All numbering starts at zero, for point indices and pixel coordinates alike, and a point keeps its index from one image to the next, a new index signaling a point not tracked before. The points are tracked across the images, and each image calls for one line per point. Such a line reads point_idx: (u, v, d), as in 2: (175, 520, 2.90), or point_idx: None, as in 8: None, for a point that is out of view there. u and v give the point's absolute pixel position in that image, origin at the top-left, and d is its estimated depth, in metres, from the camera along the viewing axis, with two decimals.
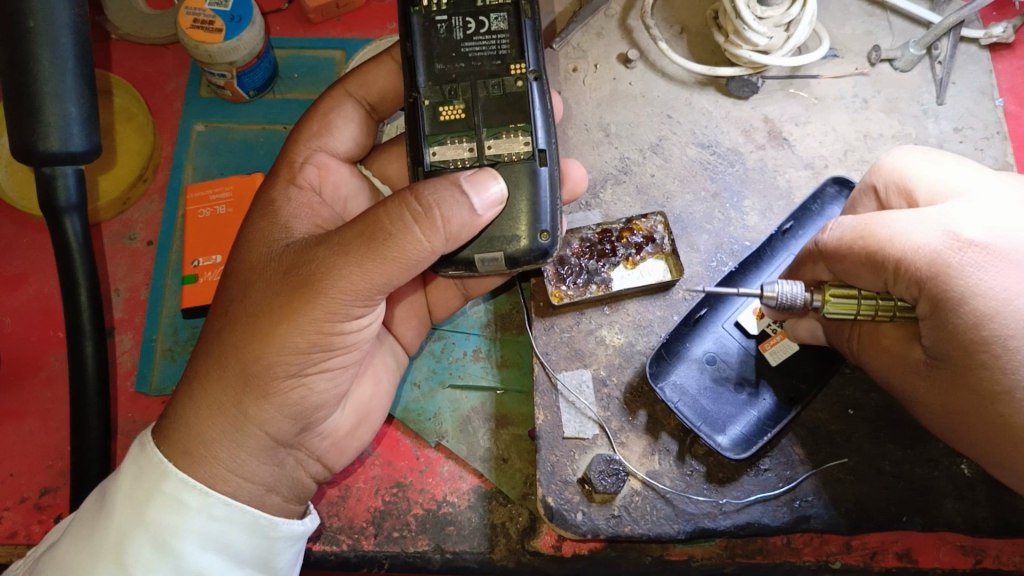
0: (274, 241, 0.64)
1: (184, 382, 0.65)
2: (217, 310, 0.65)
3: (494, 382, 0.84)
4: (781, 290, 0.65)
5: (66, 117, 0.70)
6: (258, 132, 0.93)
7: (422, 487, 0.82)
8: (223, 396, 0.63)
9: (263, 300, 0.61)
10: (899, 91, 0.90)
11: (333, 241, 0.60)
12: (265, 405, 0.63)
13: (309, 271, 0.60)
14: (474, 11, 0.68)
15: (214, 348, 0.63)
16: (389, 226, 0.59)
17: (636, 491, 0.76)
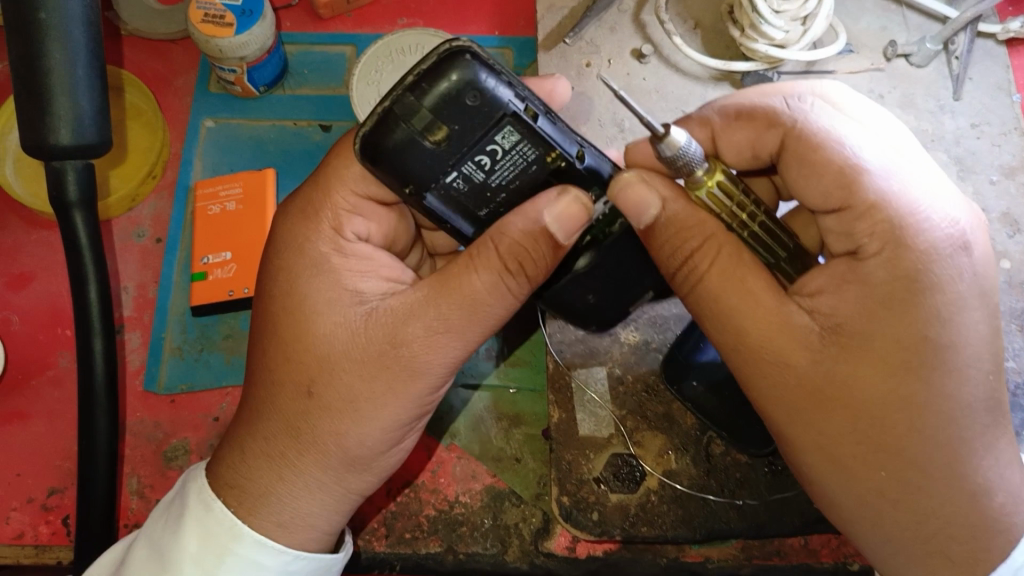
0: (349, 312, 0.62)
1: (255, 448, 0.63)
2: (290, 385, 0.62)
3: (507, 380, 0.84)
4: (688, 145, 0.55)
5: (77, 112, 0.69)
6: (268, 128, 0.92)
7: (434, 487, 0.81)
8: (316, 469, 0.63)
9: (359, 386, 0.61)
10: (914, 86, 0.89)
11: (431, 318, 0.60)
12: (357, 471, 0.65)
13: (410, 356, 0.61)
14: (451, 102, 0.52)
15: (300, 425, 0.62)
16: (485, 297, 0.60)
17: (653, 491, 0.75)
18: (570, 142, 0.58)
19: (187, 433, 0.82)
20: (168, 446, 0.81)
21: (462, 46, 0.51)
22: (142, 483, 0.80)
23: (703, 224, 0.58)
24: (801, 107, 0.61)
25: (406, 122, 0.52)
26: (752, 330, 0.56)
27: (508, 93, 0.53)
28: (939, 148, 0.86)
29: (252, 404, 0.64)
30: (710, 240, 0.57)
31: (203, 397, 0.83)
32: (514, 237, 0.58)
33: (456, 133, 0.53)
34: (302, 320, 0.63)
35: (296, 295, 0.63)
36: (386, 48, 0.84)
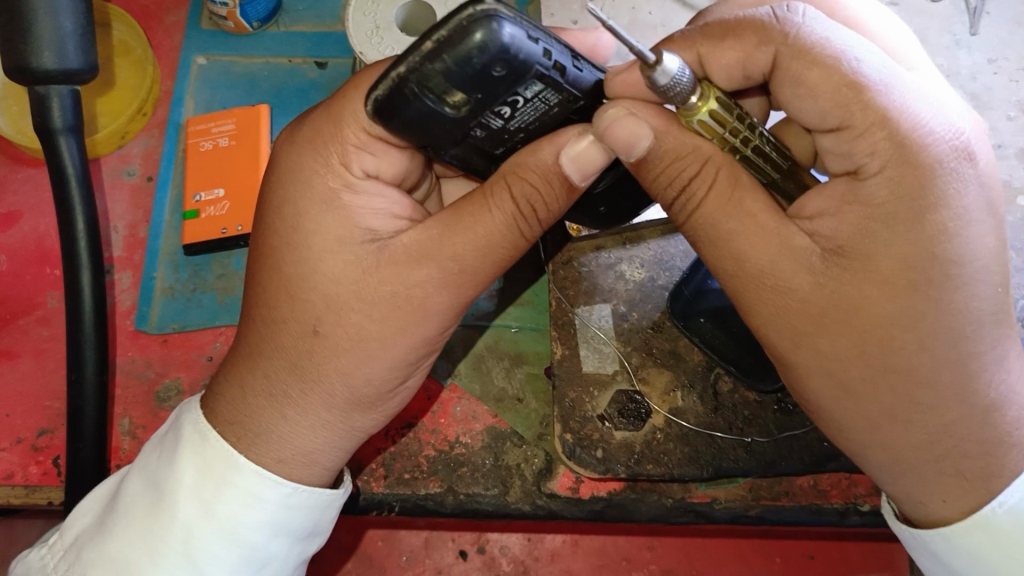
0: (358, 244, 0.58)
1: (253, 387, 0.60)
2: (294, 322, 0.58)
3: (508, 320, 0.82)
4: (682, 72, 0.47)
5: (61, 34, 0.67)
6: (261, 65, 0.89)
7: (433, 427, 0.78)
8: (320, 408, 0.60)
9: (369, 327, 0.58)
10: (928, 21, 0.86)
11: (445, 254, 0.57)
12: (363, 411, 0.62)
13: (425, 292, 0.57)
14: (476, 73, 0.45)
15: (302, 365, 0.59)
16: (503, 237, 0.57)
17: (658, 429, 0.73)
18: (588, 68, 0.52)
19: (179, 373, 0.80)
20: (160, 386, 0.79)
21: (484, 17, 0.43)
22: (134, 424, 0.78)
23: (695, 150, 0.53)
24: (791, 14, 0.54)
25: (423, 87, 0.46)
26: (752, 257, 0.53)
27: (537, 55, 0.46)
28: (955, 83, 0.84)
29: (249, 343, 0.61)
30: (705, 167, 0.53)
31: (196, 337, 0.81)
32: (531, 183, 0.55)
33: (475, 99, 0.48)
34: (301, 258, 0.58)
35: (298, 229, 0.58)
36: None
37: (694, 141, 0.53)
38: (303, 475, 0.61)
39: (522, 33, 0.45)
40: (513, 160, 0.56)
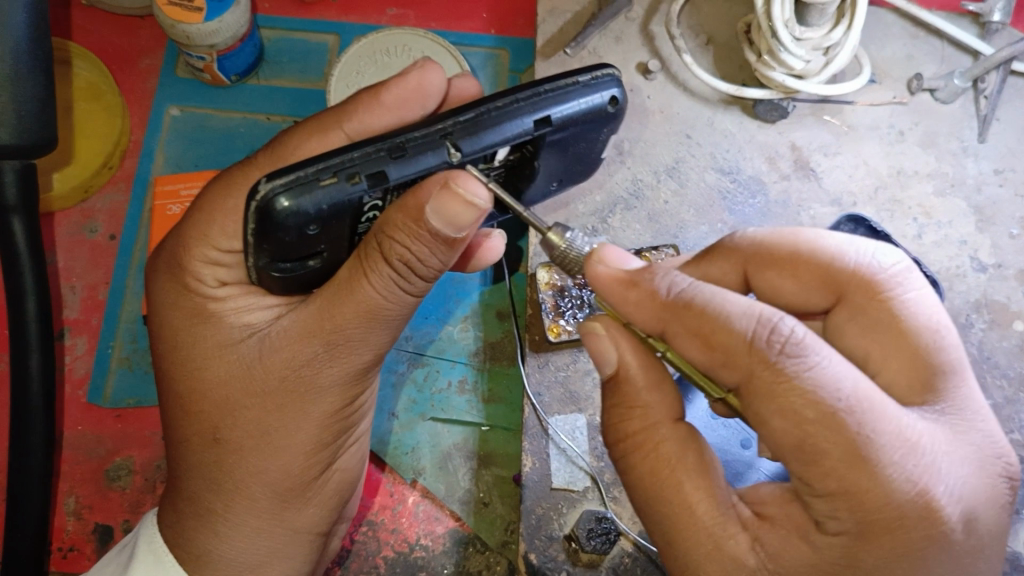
0: (239, 344, 0.52)
1: (180, 502, 0.55)
2: (195, 433, 0.53)
3: (479, 417, 0.77)
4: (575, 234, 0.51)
5: (18, 109, 0.63)
6: (238, 121, 0.85)
7: (394, 527, 0.75)
8: (249, 518, 0.54)
9: (266, 418, 0.51)
10: (938, 123, 0.83)
11: (323, 335, 0.50)
12: (297, 507, 0.55)
13: (315, 374, 0.51)
14: (296, 237, 0.45)
15: (209, 465, 0.53)
16: (384, 304, 0.49)
17: (626, 553, 0.69)
18: (441, 136, 0.45)
19: (131, 452, 0.76)
20: (110, 464, 0.76)
21: (272, 201, 0.43)
22: (79, 504, 0.75)
23: (644, 412, 0.49)
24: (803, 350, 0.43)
25: (278, 260, 0.47)
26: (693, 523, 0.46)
27: (343, 190, 0.44)
28: (958, 195, 0.81)
29: (171, 466, 0.56)
30: (649, 431, 0.49)
31: (151, 414, 0.77)
32: (401, 243, 0.47)
33: (326, 232, 0.46)
34: (186, 366, 0.53)
35: (178, 346, 0.54)
36: (369, 46, 0.78)
37: (649, 399, 0.49)
38: None
39: (313, 193, 0.43)
40: (383, 222, 0.47)
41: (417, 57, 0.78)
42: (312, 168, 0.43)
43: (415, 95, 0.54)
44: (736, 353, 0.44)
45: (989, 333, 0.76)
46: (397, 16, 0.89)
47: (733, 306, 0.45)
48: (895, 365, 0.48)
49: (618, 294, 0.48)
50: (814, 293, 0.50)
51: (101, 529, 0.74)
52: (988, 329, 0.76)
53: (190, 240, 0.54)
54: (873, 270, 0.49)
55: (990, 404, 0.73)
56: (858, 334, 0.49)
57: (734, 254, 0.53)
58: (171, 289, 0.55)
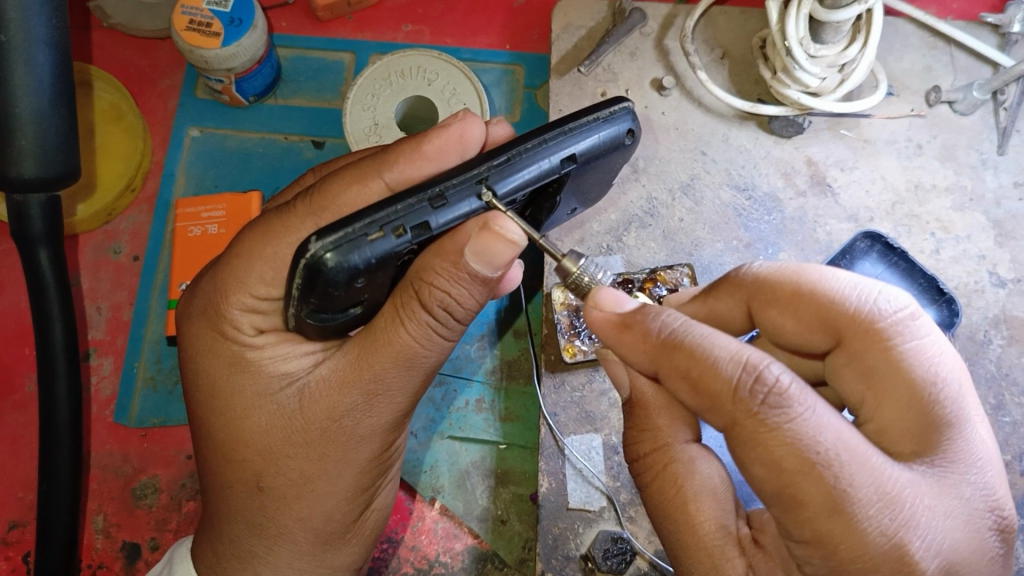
0: (278, 395, 0.53)
1: (222, 539, 0.57)
2: (237, 481, 0.54)
3: (497, 436, 0.78)
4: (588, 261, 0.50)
5: (41, 143, 0.65)
6: (257, 141, 0.86)
7: (414, 544, 0.76)
8: (289, 557, 0.56)
9: (309, 468, 0.53)
10: (956, 136, 0.82)
11: (362, 386, 0.51)
12: (335, 546, 0.58)
13: (354, 424, 0.52)
14: (344, 290, 0.45)
15: (253, 511, 0.55)
16: (420, 351, 0.51)
17: (642, 572, 0.70)
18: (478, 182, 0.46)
19: (157, 471, 0.78)
20: (137, 482, 0.78)
21: (321, 257, 0.43)
22: (108, 521, 0.77)
23: (654, 434, 0.51)
24: (797, 395, 0.43)
25: (321, 311, 0.48)
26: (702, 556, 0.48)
27: (389, 244, 0.44)
28: (977, 209, 0.80)
29: (210, 506, 0.57)
30: (660, 452, 0.51)
31: (176, 433, 0.78)
32: (440, 288, 0.48)
33: (371, 282, 0.47)
34: (226, 415, 0.54)
35: (217, 394, 0.55)
36: (384, 69, 0.78)
37: (658, 423, 0.51)
38: None
39: (361, 249, 0.43)
40: (420, 266, 0.48)
41: (431, 79, 0.79)
42: (360, 223, 0.43)
43: (457, 147, 0.54)
44: (721, 397, 0.44)
45: (1007, 349, 0.76)
46: (412, 33, 0.89)
47: (721, 349, 0.45)
48: (888, 412, 0.47)
49: (612, 336, 0.49)
50: (813, 333, 0.50)
51: (129, 546, 0.76)
52: (1006, 345, 0.76)
53: (226, 288, 0.54)
54: (876, 314, 0.48)
55: (1007, 421, 0.73)
56: (855, 381, 0.48)
57: (740, 289, 0.53)
58: (207, 335, 0.55)
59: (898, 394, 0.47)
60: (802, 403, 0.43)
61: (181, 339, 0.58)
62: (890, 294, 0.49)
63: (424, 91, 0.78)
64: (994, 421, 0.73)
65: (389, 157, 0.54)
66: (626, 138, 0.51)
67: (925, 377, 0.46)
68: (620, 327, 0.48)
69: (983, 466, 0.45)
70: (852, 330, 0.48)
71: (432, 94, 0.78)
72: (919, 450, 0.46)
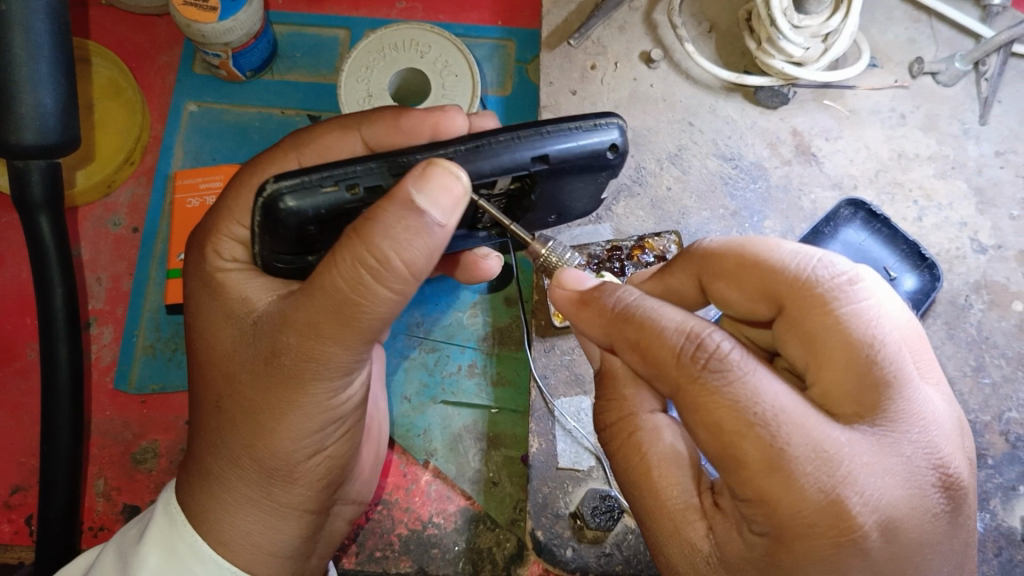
0: (239, 319, 0.52)
1: (192, 463, 0.56)
2: (205, 400, 0.54)
3: (488, 400, 0.80)
4: (558, 244, 0.55)
5: (42, 110, 0.66)
6: (254, 115, 0.88)
7: (407, 506, 0.78)
8: (245, 489, 0.54)
9: (255, 399, 0.51)
10: (939, 106, 0.84)
11: (301, 324, 0.48)
12: (290, 487, 0.55)
13: (295, 362, 0.49)
14: (296, 235, 0.48)
15: (214, 434, 0.54)
16: (357, 299, 0.46)
17: (631, 529, 0.72)
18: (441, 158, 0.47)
19: (156, 436, 0.79)
20: (137, 448, 0.79)
21: (277, 199, 0.45)
22: (108, 485, 0.78)
23: (621, 404, 0.53)
24: (742, 361, 0.43)
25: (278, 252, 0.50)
26: (667, 504, 0.48)
27: (342, 199, 0.46)
28: (959, 176, 0.82)
29: (189, 431, 0.58)
30: (624, 422, 0.52)
31: (175, 399, 0.80)
32: (379, 237, 0.44)
33: (326, 231, 0.49)
34: (203, 337, 0.54)
35: (197, 316, 0.55)
36: (378, 41, 0.80)
37: (625, 393, 0.53)
38: (266, 558, 0.57)
39: (314, 198, 0.45)
40: (367, 213, 0.44)
41: (424, 52, 0.80)
42: (318, 174, 0.45)
43: (428, 130, 0.58)
44: (666, 365, 0.44)
45: (988, 313, 0.77)
46: (406, 10, 0.91)
47: (669, 320, 0.45)
48: (828, 375, 0.46)
49: (573, 312, 0.51)
50: (757, 302, 0.49)
51: (128, 509, 0.77)
52: (987, 309, 0.77)
53: (223, 217, 0.55)
54: (814, 278, 0.47)
55: (987, 383, 0.75)
56: (796, 347, 0.47)
57: (690, 262, 0.53)
58: (197, 260, 0.56)
59: (840, 358, 0.45)
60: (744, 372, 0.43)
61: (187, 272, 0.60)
62: (832, 259, 0.48)
63: (418, 63, 0.80)
64: (974, 382, 0.75)
65: (374, 117, 0.58)
66: (607, 152, 0.50)
67: (863, 336, 0.45)
68: (580, 304, 0.50)
69: (927, 426, 0.44)
70: (790, 294, 0.47)
71: (425, 66, 0.80)
72: (861, 411, 0.44)
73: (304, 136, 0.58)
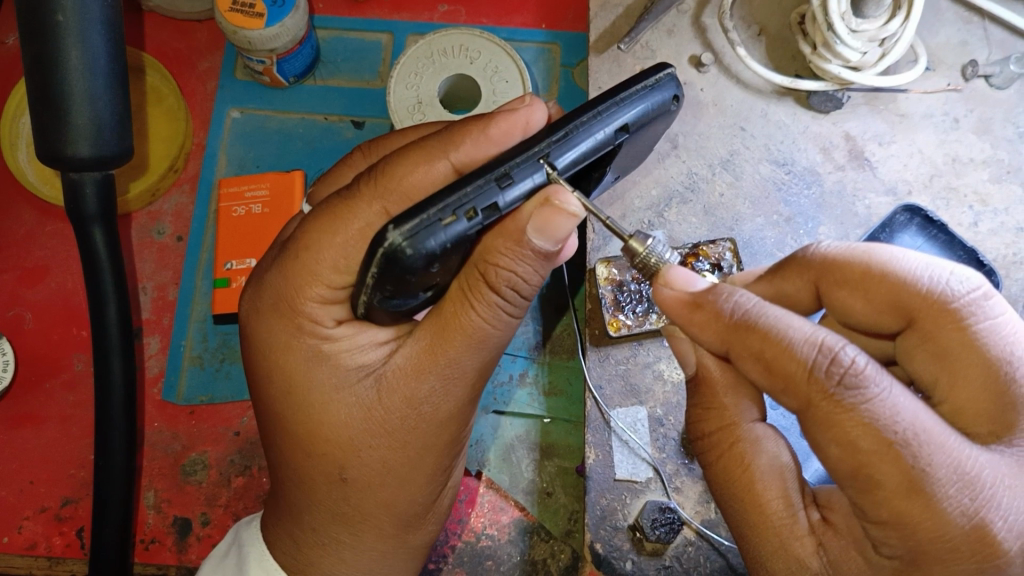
0: (355, 386, 0.58)
1: (304, 527, 0.63)
2: (319, 473, 0.60)
3: (541, 410, 0.80)
4: (656, 241, 0.52)
5: (97, 121, 0.65)
6: (298, 122, 0.87)
7: (459, 517, 0.76)
8: (374, 536, 0.62)
9: (385, 460, 0.58)
10: (992, 110, 0.83)
11: (438, 376, 0.56)
12: (413, 521, 0.64)
13: (431, 412, 0.57)
14: (420, 275, 0.48)
15: (334, 498, 0.60)
16: (491, 331, 0.55)
17: (690, 542, 0.71)
18: (541, 156, 0.49)
19: (206, 448, 0.79)
20: (186, 459, 0.79)
21: (398, 247, 0.45)
22: (159, 497, 0.78)
23: (720, 413, 0.53)
24: (873, 376, 0.44)
25: (396, 291, 0.50)
26: (771, 510, 0.50)
27: (461, 227, 0.46)
28: (1014, 181, 0.81)
29: (287, 489, 0.63)
30: (725, 431, 0.52)
31: (223, 410, 0.79)
32: (506, 268, 0.52)
33: (445, 263, 0.49)
34: (305, 413, 0.58)
35: (294, 390, 0.59)
36: (427, 47, 0.79)
37: (725, 401, 0.53)
38: None
39: (436, 234, 0.45)
40: (486, 247, 0.52)
41: (473, 58, 0.79)
42: (434, 208, 0.46)
43: (520, 130, 0.57)
44: (796, 380, 0.45)
45: None
46: (449, 13, 0.90)
47: (797, 333, 0.46)
48: (965, 391, 0.48)
49: (682, 313, 0.50)
50: (885, 316, 0.51)
51: (180, 522, 0.77)
52: None
53: (299, 281, 0.58)
54: (948, 295, 0.48)
55: None
56: (928, 362, 0.49)
57: (807, 270, 0.54)
58: (282, 330, 0.59)
59: (978, 377, 0.47)
60: (880, 388, 0.43)
61: (251, 336, 0.61)
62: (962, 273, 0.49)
63: (467, 70, 0.79)
64: None
65: (457, 136, 0.57)
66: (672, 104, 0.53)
67: (1000, 355, 0.47)
68: (692, 307, 0.49)
69: None
70: (925, 310, 0.49)
71: (474, 72, 0.79)
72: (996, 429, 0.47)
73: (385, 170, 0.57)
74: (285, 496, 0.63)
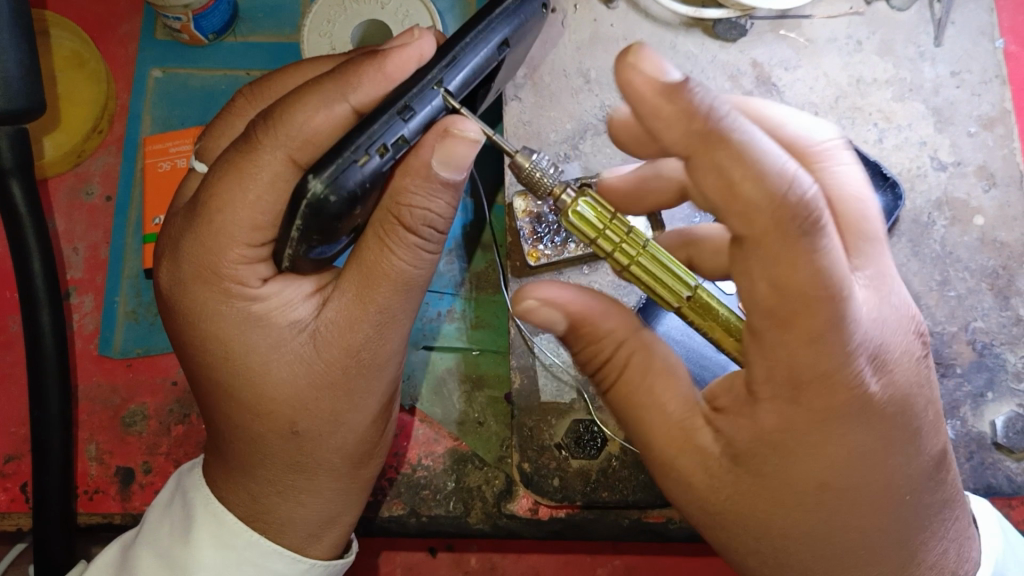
0: (292, 344, 0.59)
1: (256, 482, 0.63)
2: (269, 431, 0.61)
3: (469, 342, 0.83)
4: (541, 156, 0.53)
5: (6, 75, 0.67)
6: (219, 78, 0.88)
7: (395, 450, 0.79)
8: (328, 480, 0.64)
9: (332, 408, 0.61)
10: (894, 31, 0.85)
11: (373, 320, 0.58)
12: (360, 464, 0.66)
13: (371, 355, 0.60)
14: (345, 219, 0.51)
15: (287, 452, 0.62)
16: (414, 274, 0.58)
17: (614, 456, 0.73)
18: (436, 81, 0.51)
19: (145, 399, 0.80)
20: (125, 411, 0.80)
21: (321, 195, 0.48)
22: (100, 449, 0.79)
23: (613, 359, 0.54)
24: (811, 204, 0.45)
25: (326, 236, 0.52)
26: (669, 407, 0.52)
27: (375, 165, 0.49)
28: (917, 98, 0.83)
29: (227, 447, 0.63)
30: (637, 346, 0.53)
31: (159, 361, 0.81)
32: (419, 208, 0.55)
33: (365, 202, 0.52)
34: (248, 376, 0.59)
35: (232, 355, 0.59)
36: None
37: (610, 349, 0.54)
38: (330, 520, 0.66)
39: (353, 174, 0.49)
40: (396, 189, 0.54)
41: (384, 3, 0.81)
42: (346, 151, 0.48)
43: (416, 61, 0.56)
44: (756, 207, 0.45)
45: (950, 229, 0.79)
46: None
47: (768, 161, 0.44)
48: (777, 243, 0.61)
49: (649, 102, 0.46)
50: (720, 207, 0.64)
51: (123, 471, 0.78)
52: (949, 226, 0.80)
53: (219, 247, 0.57)
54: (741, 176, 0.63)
55: (953, 295, 0.78)
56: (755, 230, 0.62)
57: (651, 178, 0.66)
58: (209, 296, 0.59)
59: None
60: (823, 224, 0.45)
61: (178, 307, 0.60)
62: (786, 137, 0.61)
63: (378, 15, 0.81)
64: (940, 295, 0.77)
65: (354, 78, 0.55)
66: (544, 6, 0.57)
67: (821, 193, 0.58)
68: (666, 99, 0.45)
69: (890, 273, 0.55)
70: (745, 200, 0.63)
71: (385, 16, 0.80)
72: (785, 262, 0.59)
73: (281, 111, 0.56)
74: (229, 456, 0.63)
